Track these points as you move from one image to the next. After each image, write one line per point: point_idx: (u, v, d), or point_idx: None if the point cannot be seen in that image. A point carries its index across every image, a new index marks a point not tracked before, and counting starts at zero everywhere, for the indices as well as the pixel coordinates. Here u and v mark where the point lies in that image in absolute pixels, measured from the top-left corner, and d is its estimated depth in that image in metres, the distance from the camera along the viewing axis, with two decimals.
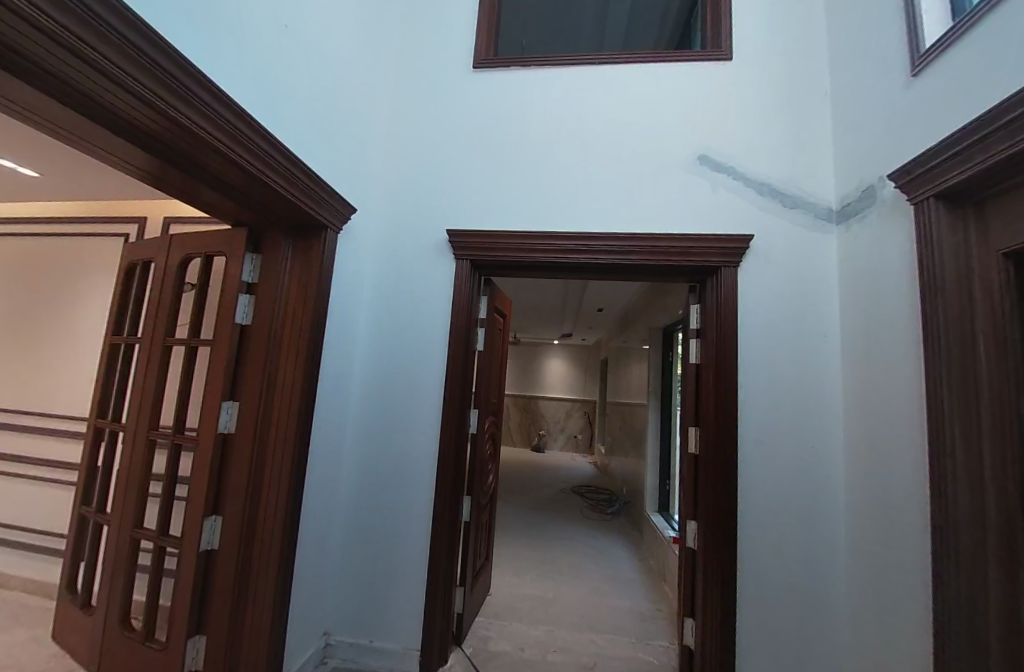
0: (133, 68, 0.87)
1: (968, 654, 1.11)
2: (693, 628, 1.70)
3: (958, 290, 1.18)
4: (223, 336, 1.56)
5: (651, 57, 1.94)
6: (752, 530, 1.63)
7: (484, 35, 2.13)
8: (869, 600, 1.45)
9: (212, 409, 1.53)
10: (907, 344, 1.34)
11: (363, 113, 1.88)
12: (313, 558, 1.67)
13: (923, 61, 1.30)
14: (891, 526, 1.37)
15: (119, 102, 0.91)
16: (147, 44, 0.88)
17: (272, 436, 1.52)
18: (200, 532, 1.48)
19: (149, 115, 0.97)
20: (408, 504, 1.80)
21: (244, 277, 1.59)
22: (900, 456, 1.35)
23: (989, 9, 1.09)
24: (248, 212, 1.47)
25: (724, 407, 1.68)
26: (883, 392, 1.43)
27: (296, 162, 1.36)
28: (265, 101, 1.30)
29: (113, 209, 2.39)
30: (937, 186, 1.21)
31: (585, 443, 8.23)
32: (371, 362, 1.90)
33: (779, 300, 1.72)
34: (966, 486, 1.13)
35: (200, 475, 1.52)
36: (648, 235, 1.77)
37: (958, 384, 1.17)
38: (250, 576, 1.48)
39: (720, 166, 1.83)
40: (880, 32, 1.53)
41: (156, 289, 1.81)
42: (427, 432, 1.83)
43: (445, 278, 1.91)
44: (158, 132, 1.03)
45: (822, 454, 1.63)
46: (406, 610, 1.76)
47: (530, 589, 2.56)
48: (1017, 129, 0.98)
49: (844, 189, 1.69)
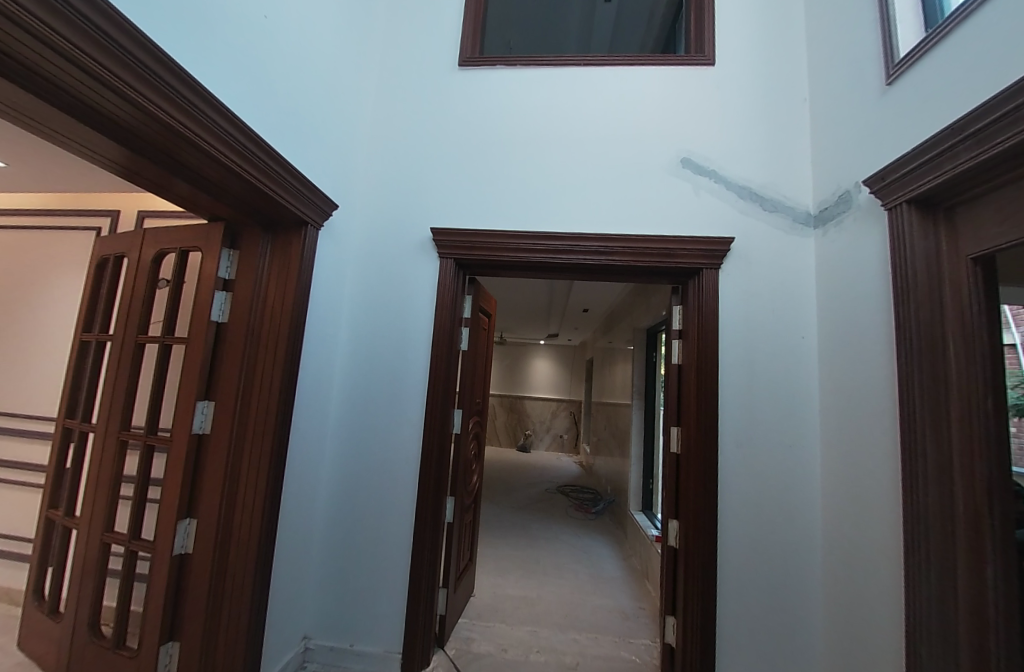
0: (103, 56, 0.84)
1: (938, 646, 1.14)
2: (674, 625, 1.72)
3: (929, 293, 1.22)
4: (198, 334, 1.52)
5: (636, 60, 1.96)
6: (731, 529, 1.65)
7: (470, 33, 2.12)
8: (842, 595, 1.49)
9: (186, 409, 1.49)
10: (881, 345, 1.38)
11: (346, 108, 1.85)
12: (292, 561, 1.63)
13: (897, 71, 1.33)
14: (865, 524, 1.40)
15: (92, 91, 0.88)
16: (119, 32, 0.85)
17: (249, 436, 1.48)
18: (173, 536, 1.44)
19: (122, 105, 0.93)
20: (390, 504, 1.78)
21: (220, 274, 1.54)
22: (874, 455, 1.38)
23: (961, 20, 1.13)
24: (226, 208, 1.43)
25: (704, 408, 1.70)
26: (858, 392, 1.47)
27: (276, 158, 1.33)
28: (247, 92, 1.27)
29: (86, 202, 2.31)
30: (910, 192, 1.25)
31: (571, 442, 8.26)
32: (353, 361, 1.87)
33: (759, 301, 1.75)
34: (935, 484, 1.17)
35: (173, 477, 1.47)
36: (631, 237, 1.79)
37: (927, 385, 1.20)
38: (226, 580, 1.44)
39: (702, 169, 1.85)
40: (856, 42, 1.57)
41: (129, 284, 1.74)
42: (410, 434, 1.81)
43: (429, 277, 1.89)
44: (130, 123, 0.99)
45: (799, 453, 1.66)
46: (388, 613, 1.74)
47: (514, 589, 2.56)
48: (985, 138, 1.01)
49: (821, 194, 1.73)
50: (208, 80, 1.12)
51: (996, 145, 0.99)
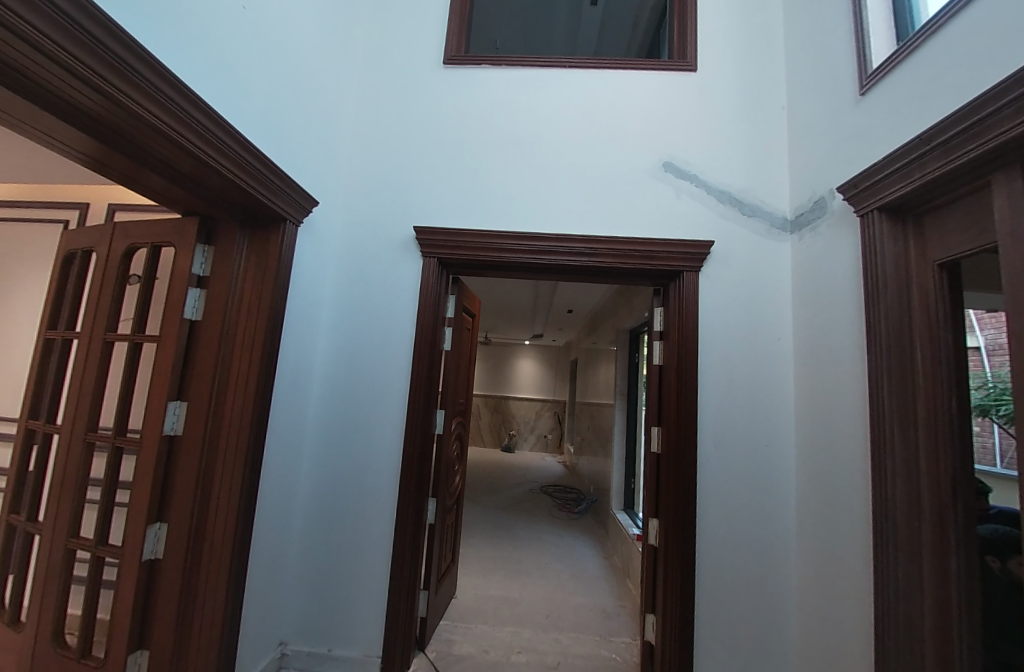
0: (70, 42, 0.80)
1: (904, 639, 1.18)
2: (653, 623, 1.75)
3: (898, 298, 1.27)
4: (170, 333, 1.46)
5: (620, 63, 1.97)
6: (710, 528, 1.68)
7: (456, 30, 2.10)
8: (815, 590, 1.53)
9: (156, 410, 1.43)
10: (853, 348, 1.42)
11: (329, 103, 1.82)
12: (268, 565, 1.60)
13: (870, 81, 1.38)
14: (837, 522, 1.44)
15: (64, 83, 0.85)
16: (88, 18, 0.81)
17: (224, 436, 1.44)
18: (143, 540, 1.39)
19: (92, 95, 0.89)
20: (371, 505, 1.76)
21: (194, 270, 1.50)
22: (845, 455, 1.43)
23: (931, 34, 1.17)
24: (201, 202, 1.38)
25: (684, 408, 1.72)
26: (831, 392, 1.51)
27: (254, 152, 1.29)
28: (227, 84, 1.23)
29: (53, 193, 2.22)
30: (881, 199, 1.29)
31: (555, 442, 8.31)
32: (333, 361, 1.84)
33: (737, 304, 1.78)
34: (903, 483, 1.21)
35: (142, 480, 1.42)
36: (614, 239, 1.80)
37: (896, 387, 1.25)
38: (197, 586, 1.40)
39: (684, 173, 1.88)
40: (833, 52, 1.61)
41: (97, 279, 1.67)
42: (391, 435, 1.78)
43: (412, 275, 1.87)
44: (101, 114, 0.95)
45: (774, 453, 1.70)
46: (368, 617, 1.71)
47: (496, 589, 2.55)
48: (951, 148, 1.05)
49: (797, 200, 1.77)
50: (185, 69, 1.08)
51: (961, 155, 1.03)
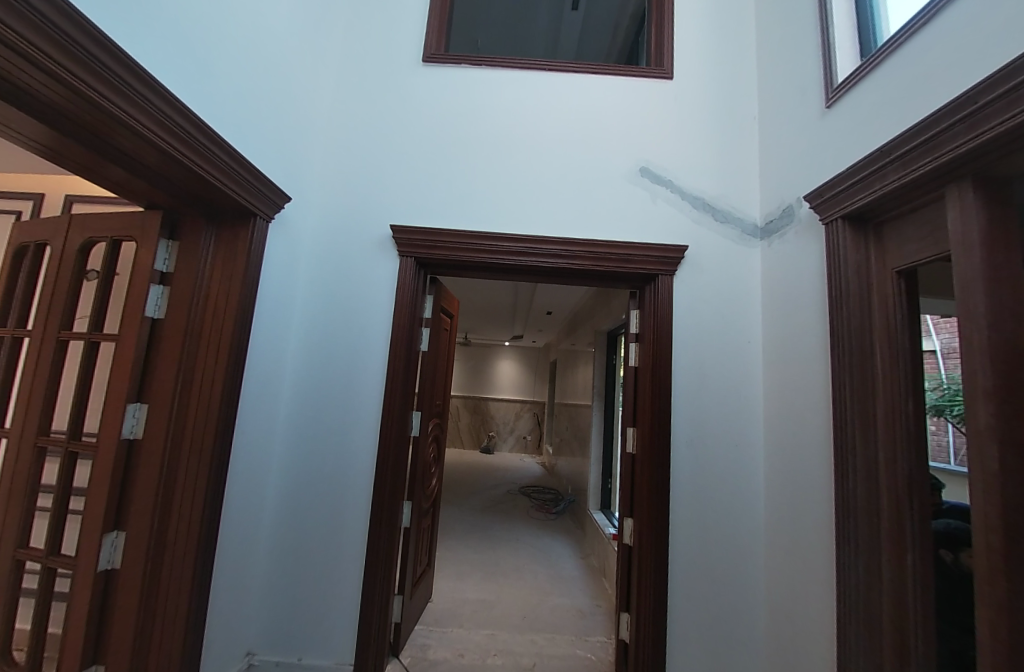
0: (25, 27, 0.75)
1: (865, 631, 1.22)
2: (628, 622, 1.77)
3: (859, 303, 1.32)
4: (130, 331, 1.39)
5: (599, 68, 2.00)
6: (683, 527, 1.71)
7: (435, 28, 2.08)
8: (781, 586, 1.58)
9: (114, 413, 1.36)
10: (818, 350, 1.47)
11: (304, 97, 1.77)
12: (234, 572, 1.54)
13: (836, 95, 1.44)
14: (802, 519, 1.49)
15: (21, 72, 0.80)
16: (47, 6, 0.76)
17: (187, 439, 1.39)
18: (98, 550, 1.31)
19: (47, 82, 0.84)
20: (344, 509, 1.72)
21: (156, 266, 1.44)
22: (810, 455, 1.48)
23: (891, 51, 1.23)
24: (165, 195, 1.32)
25: (658, 408, 1.75)
26: (797, 392, 1.56)
27: (224, 146, 1.25)
28: (196, 72, 1.18)
29: (5, 182, 2.09)
30: (845, 208, 1.34)
31: (534, 443, 8.34)
32: (305, 362, 1.79)
33: (710, 307, 1.82)
34: (863, 481, 1.26)
35: (96, 488, 1.34)
36: (591, 242, 1.82)
37: (857, 387, 1.30)
38: (158, 596, 1.34)
39: (660, 178, 1.91)
40: (801, 66, 1.67)
41: (50, 275, 1.58)
42: (365, 437, 1.75)
43: (388, 275, 1.84)
44: (57, 102, 0.89)
45: (744, 452, 1.74)
46: (339, 624, 1.67)
47: (472, 592, 2.54)
48: (910, 160, 1.10)
49: (767, 208, 1.83)
50: (150, 59, 1.03)
51: (918, 168, 1.08)
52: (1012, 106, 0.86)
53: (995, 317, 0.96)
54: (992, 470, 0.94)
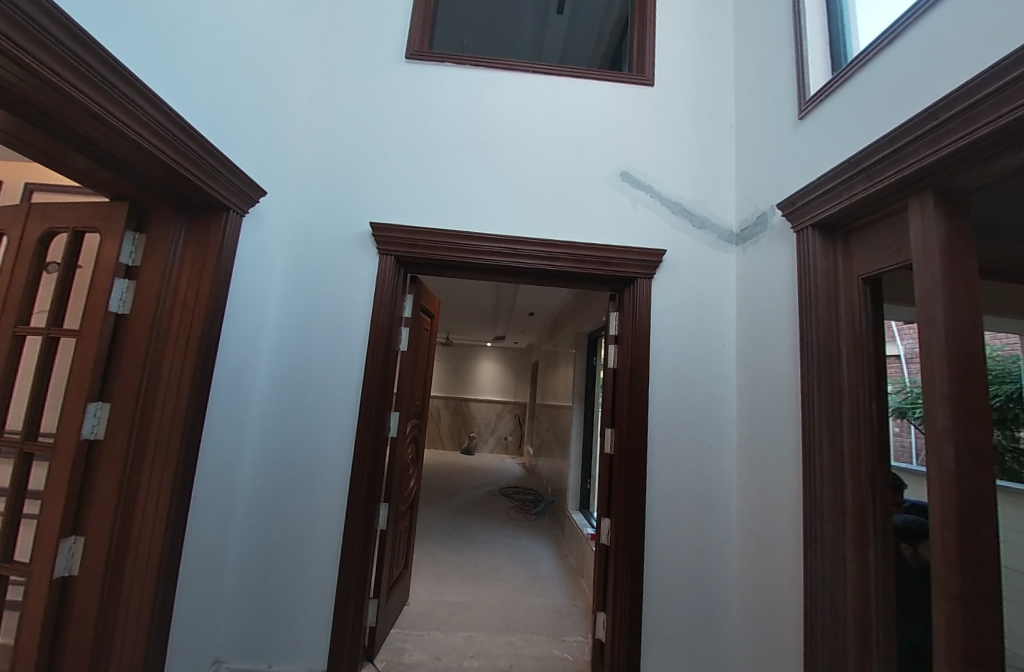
0: None
1: (830, 627, 1.25)
2: (604, 621, 1.80)
3: (827, 308, 1.37)
4: (91, 327, 1.32)
5: (582, 72, 2.02)
6: (658, 527, 1.74)
7: (419, 25, 2.06)
8: (751, 582, 1.63)
9: (72, 413, 1.29)
10: (788, 354, 1.52)
11: (283, 90, 1.73)
12: (201, 577, 1.49)
13: (808, 107, 1.49)
14: (772, 517, 1.53)
15: None
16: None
17: (153, 439, 1.34)
18: (54, 556, 1.24)
19: (13, 70, 0.80)
20: (318, 511, 1.68)
21: (122, 259, 1.37)
22: (780, 455, 1.52)
23: (860, 66, 1.28)
24: (132, 185, 1.26)
25: (635, 410, 1.78)
26: (768, 393, 1.61)
27: (198, 139, 1.21)
28: (172, 62, 1.14)
29: None
30: (815, 217, 1.39)
31: (515, 444, 8.37)
32: (279, 359, 1.75)
33: (687, 311, 1.86)
34: (830, 481, 1.30)
35: (53, 491, 1.26)
36: (572, 244, 1.84)
37: (825, 390, 1.34)
38: (120, 603, 1.29)
39: (640, 183, 1.94)
40: (776, 77, 1.72)
41: (7, 267, 1.49)
42: (341, 438, 1.72)
43: (367, 273, 1.82)
44: (21, 90, 0.85)
45: (718, 453, 1.78)
46: (312, 630, 1.63)
47: (450, 594, 2.52)
48: (876, 171, 1.15)
49: (742, 214, 1.88)
50: (123, 47, 0.99)
51: (883, 179, 1.13)
52: (970, 122, 0.90)
53: (951, 324, 1.01)
54: (947, 469, 0.98)
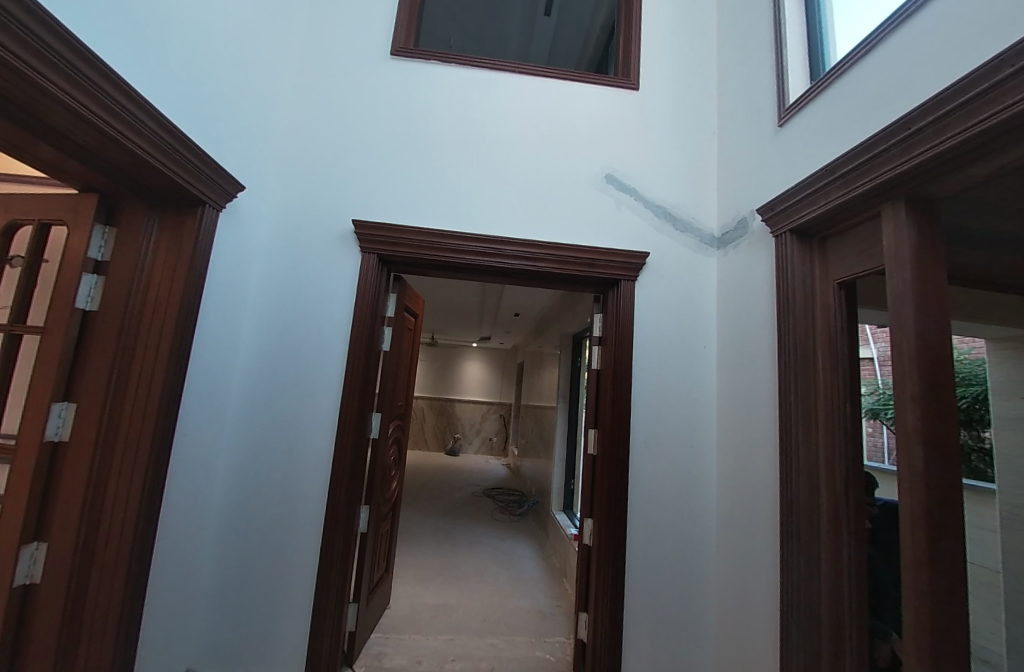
0: None
1: (805, 625, 1.28)
2: (586, 622, 1.81)
3: (804, 312, 1.40)
4: (57, 325, 1.27)
5: (568, 74, 2.03)
6: (639, 527, 1.75)
7: (405, 21, 2.04)
8: (730, 581, 1.65)
9: (35, 414, 1.22)
10: (766, 356, 1.55)
11: (264, 83, 1.69)
12: (174, 582, 1.44)
13: (787, 114, 1.52)
14: (750, 516, 1.56)
15: None
16: None
17: (123, 439, 1.29)
18: (14, 564, 1.17)
19: None
20: (296, 513, 1.65)
21: (90, 254, 1.32)
22: (758, 455, 1.55)
23: (836, 76, 1.31)
24: (102, 177, 1.21)
25: (619, 411, 1.80)
26: (747, 394, 1.64)
27: (176, 134, 1.19)
28: (149, 51, 1.10)
29: None
30: (793, 223, 1.42)
31: (499, 444, 8.37)
32: (258, 359, 1.71)
33: (669, 313, 1.89)
34: (806, 481, 1.33)
35: (12, 495, 1.20)
36: (557, 245, 1.84)
37: (801, 392, 1.37)
38: (87, 609, 1.24)
39: (624, 186, 1.96)
40: (757, 85, 1.76)
41: None
42: (321, 438, 1.69)
43: (350, 271, 1.79)
44: None
45: (698, 454, 1.81)
46: (289, 635, 1.59)
47: (432, 596, 2.50)
48: (851, 178, 1.18)
49: (723, 219, 1.91)
50: (97, 35, 0.96)
51: (858, 186, 1.16)
52: (939, 134, 0.94)
53: (922, 328, 1.04)
54: (917, 469, 1.01)
